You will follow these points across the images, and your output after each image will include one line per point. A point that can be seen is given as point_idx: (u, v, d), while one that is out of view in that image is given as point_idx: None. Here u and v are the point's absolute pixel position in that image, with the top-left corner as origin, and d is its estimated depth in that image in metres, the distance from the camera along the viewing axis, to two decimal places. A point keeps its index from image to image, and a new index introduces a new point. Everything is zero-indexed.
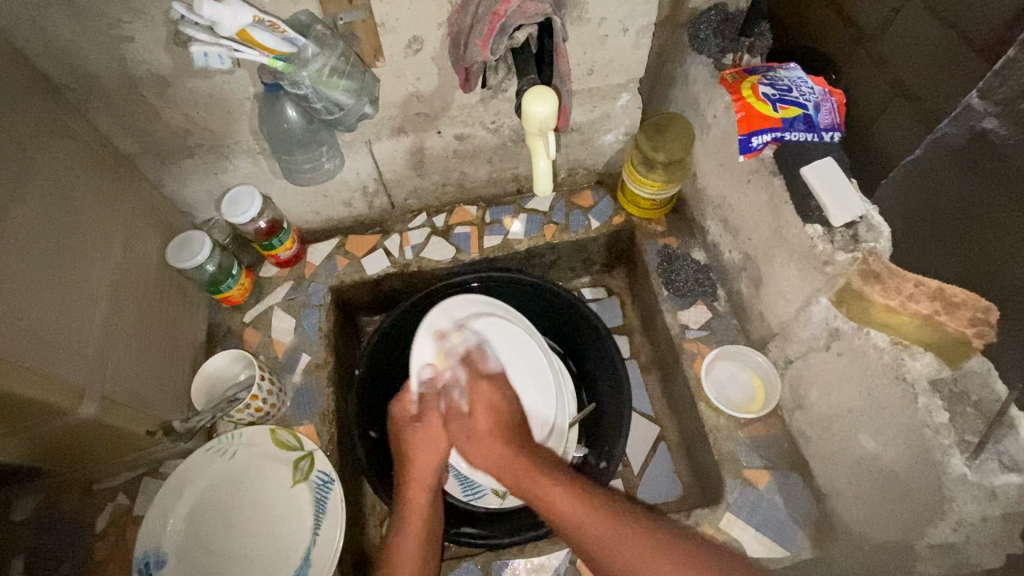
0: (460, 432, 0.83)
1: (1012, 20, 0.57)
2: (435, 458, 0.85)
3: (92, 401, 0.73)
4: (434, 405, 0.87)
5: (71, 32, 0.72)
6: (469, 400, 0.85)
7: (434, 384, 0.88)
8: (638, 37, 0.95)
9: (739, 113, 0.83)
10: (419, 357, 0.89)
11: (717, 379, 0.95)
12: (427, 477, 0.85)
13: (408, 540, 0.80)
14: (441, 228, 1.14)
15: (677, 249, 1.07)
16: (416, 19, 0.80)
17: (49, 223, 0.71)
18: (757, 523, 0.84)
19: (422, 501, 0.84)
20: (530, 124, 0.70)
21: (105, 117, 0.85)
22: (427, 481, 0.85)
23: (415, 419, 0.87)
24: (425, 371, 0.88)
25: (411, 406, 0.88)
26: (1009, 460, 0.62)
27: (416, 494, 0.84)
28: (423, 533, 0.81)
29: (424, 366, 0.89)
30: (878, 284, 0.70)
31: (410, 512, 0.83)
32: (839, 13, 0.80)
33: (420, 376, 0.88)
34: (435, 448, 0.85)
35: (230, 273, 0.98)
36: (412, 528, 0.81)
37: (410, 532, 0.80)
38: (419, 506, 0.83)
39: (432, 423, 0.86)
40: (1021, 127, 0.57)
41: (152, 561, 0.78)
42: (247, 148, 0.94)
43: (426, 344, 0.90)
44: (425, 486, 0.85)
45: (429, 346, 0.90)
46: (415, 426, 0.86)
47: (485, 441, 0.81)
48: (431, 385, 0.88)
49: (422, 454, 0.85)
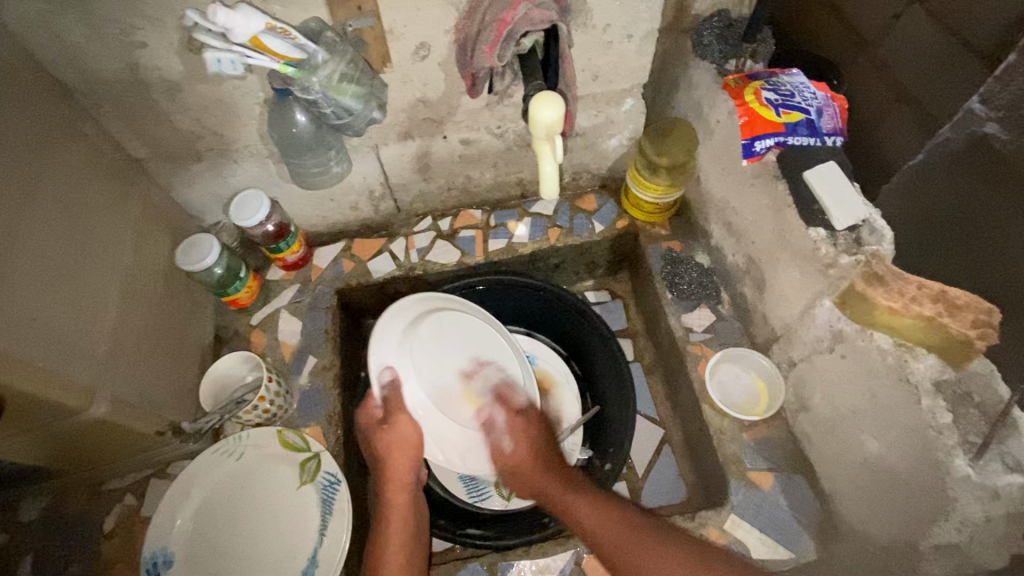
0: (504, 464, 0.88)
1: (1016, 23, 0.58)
2: (409, 459, 0.84)
3: (103, 401, 0.74)
4: (397, 403, 0.87)
5: (85, 39, 0.73)
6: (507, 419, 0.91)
7: (395, 384, 0.89)
8: (642, 43, 0.96)
9: (742, 117, 0.84)
10: (378, 360, 0.89)
11: (721, 381, 0.95)
12: (404, 478, 0.84)
13: (392, 544, 0.79)
14: (446, 231, 1.15)
15: (681, 252, 1.08)
16: (424, 26, 0.81)
17: (61, 227, 0.72)
18: (761, 524, 0.84)
19: (403, 501, 0.84)
20: (537, 128, 0.71)
21: (116, 122, 0.86)
22: (404, 480, 0.84)
23: (382, 423, 0.86)
24: (384, 375, 0.89)
25: (377, 410, 0.88)
26: (1011, 460, 0.62)
27: (396, 496, 0.84)
28: (406, 534, 0.81)
29: (384, 370, 0.89)
30: (883, 287, 0.70)
31: (392, 514, 0.82)
32: (841, 19, 0.81)
33: (382, 379, 0.89)
34: (407, 442, 0.85)
35: (238, 275, 0.99)
36: (394, 533, 0.80)
37: (393, 534, 0.80)
38: (400, 507, 0.83)
39: (401, 425, 0.85)
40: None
41: (160, 561, 0.79)
42: (256, 153, 0.95)
43: (384, 349, 0.90)
44: (403, 486, 0.84)
45: (387, 350, 0.90)
46: (384, 428, 0.85)
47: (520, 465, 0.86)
48: (394, 386, 0.89)
49: (397, 453, 0.84)
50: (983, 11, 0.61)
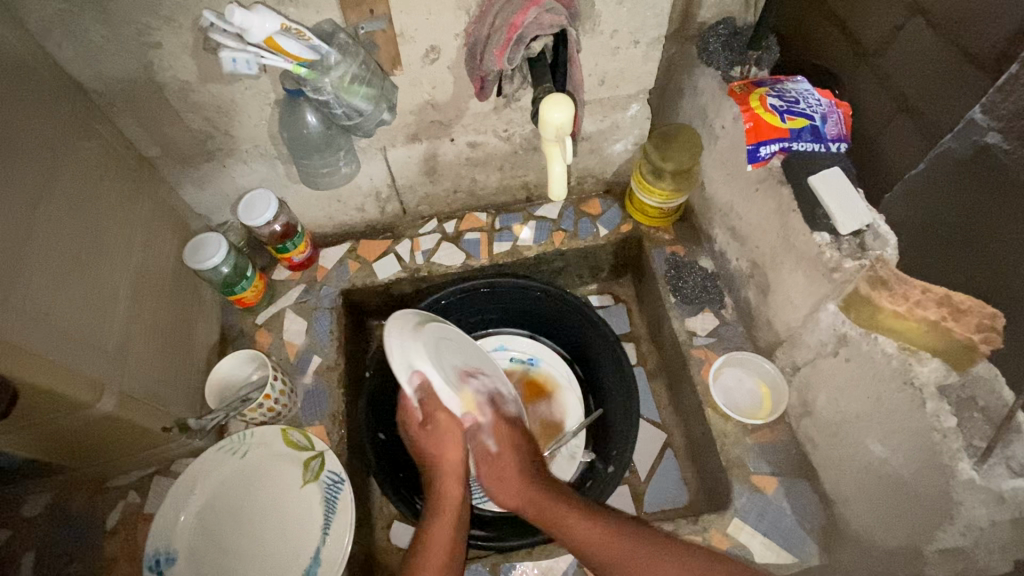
0: (494, 477, 0.86)
1: (1016, 36, 0.59)
2: (460, 449, 0.84)
3: (111, 397, 0.73)
4: (434, 405, 0.81)
5: (101, 37, 0.74)
6: (499, 442, 0.86)
7: (429, 390, 0.78)
8: (648, 50, 0.97)
9: (748, 123, 0.85)
10: (409, 363, 0.77)
11: (725, 385, 0.96)
12: (455, 469, 0.84)
13: (438, 529, 0.80)
14: (451, 234, 1.16)
15: (684, 257, 1.09)
16: (434, 30, 0.82)
17: (74, 226, 0.73)
18: (765, 528, 0.84)
19: (456, 490, 0.84)
20: (547, 129, 0.72)
21: (129, 120, 0.86)
22: (459, 471, 0.84)
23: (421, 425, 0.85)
24: (416, 380, 0.77)
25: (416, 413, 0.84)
26: (1016, 464, 0.62)
27: (451, 487, 0.84)
28: (455, 522, 0.82)
29: (415, 375, 0.77)
30: (887, 292, 0.72)
31: (442, 504, 0.84)
32: (842, 27, 0.83)
33: (412, 385, 0.77)
34: (450, 445, 0.83)
35: (245, 275, 0.99)
36: (445, 516, 0.82)
37: (442, 519, 0.82)
38: (454, 496, 0.84)
39: (438, 421, 0.83)
40: None
41: (163, 558, 0.78)
42: (265, 153, 0.96)
43: (411, 352, 0.78)
44: (456, 478, 0.84)
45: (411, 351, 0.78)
46: (426, 430, 0.84)
47: (510, 477, 0.86)
48: (425, 391, 0.78)
49: (443, 450, 0.84)
50: (989, 22, 0.61)
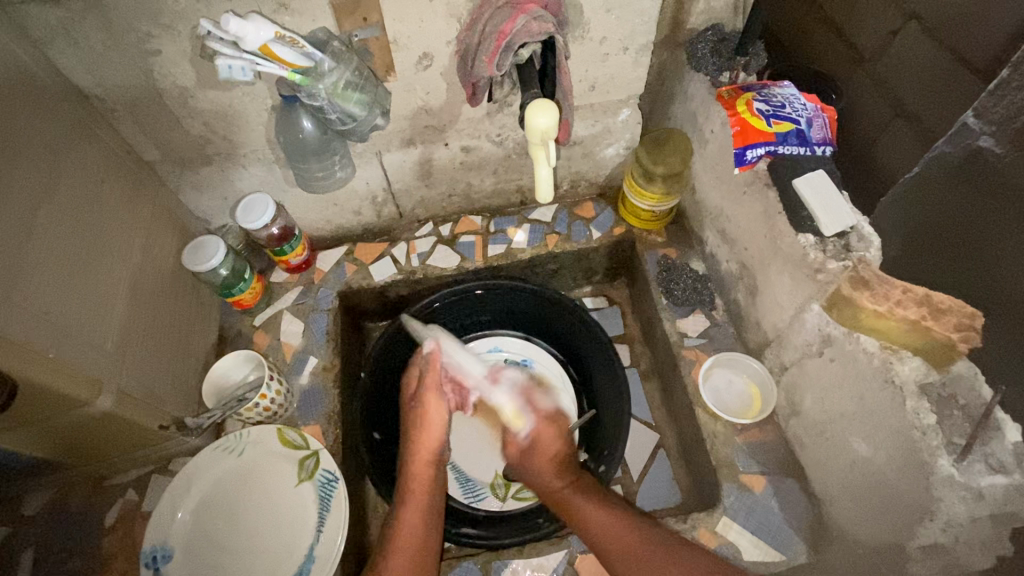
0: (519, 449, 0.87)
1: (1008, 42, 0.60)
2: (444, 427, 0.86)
3: (108, 394, 0.75)
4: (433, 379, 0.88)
5: (103, 45, 0.76)
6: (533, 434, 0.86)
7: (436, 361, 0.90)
8: (638, 56, 0.99)
9: (735, 127, 0.88)
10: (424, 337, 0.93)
11: (715, 386, 0.97)
12: (430, 448, 0.84)
13: (410, 513, 0.78)
14: (446, 236, 1.18)
15: (676, 260, 1.10)
16: (427, 37, 0.84)
17: (74, 226, 0.75)
18: (753, 527, 0.85)
19: (427, 474, 0.83)
20: (533, 134, 0.74)
21: (130, 126, 0.89)
22: (431, 454, 0.85)
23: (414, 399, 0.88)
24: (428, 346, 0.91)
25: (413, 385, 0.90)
26: (995, 461, 0.63)
27: (421, 467, 0.83)
28: (424, 505, 0.80)
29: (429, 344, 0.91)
30: (868, 291, 0.73)
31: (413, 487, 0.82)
32: (839, 33, 0.84)
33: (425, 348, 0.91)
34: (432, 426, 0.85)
35: (243, 277, 1.01)
36: (415, 492, 0.81)
37: (412, 503, 0.80)
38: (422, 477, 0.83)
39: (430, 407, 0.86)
40: (1018, 145, 0.58)
41: (159, 555, 0.80)
42: (262, 157, 0.98)
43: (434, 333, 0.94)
44: (427, 460, 0.84)
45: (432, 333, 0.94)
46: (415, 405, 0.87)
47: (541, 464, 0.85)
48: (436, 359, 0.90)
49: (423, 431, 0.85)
50: (983, 29, 0.62)
